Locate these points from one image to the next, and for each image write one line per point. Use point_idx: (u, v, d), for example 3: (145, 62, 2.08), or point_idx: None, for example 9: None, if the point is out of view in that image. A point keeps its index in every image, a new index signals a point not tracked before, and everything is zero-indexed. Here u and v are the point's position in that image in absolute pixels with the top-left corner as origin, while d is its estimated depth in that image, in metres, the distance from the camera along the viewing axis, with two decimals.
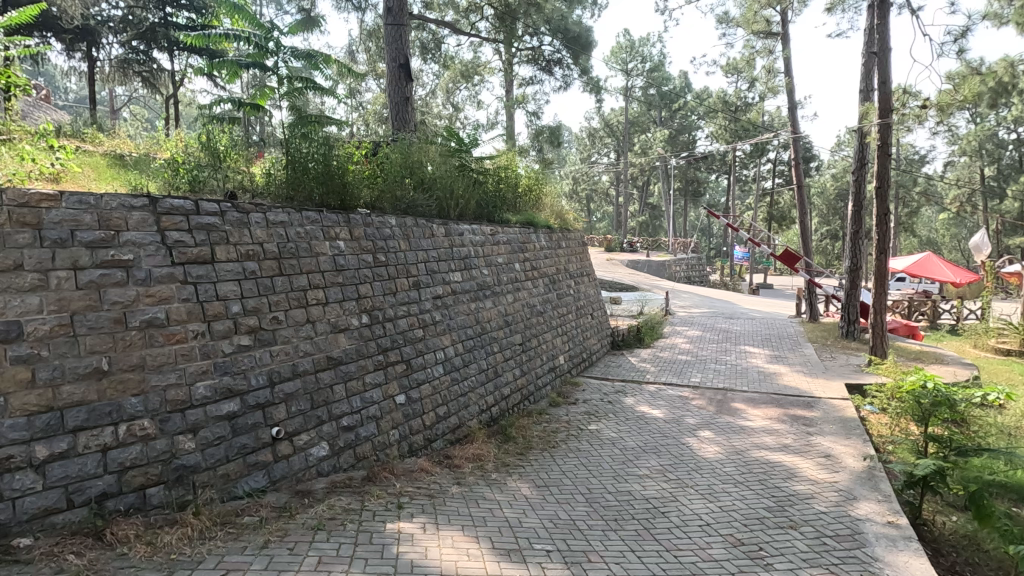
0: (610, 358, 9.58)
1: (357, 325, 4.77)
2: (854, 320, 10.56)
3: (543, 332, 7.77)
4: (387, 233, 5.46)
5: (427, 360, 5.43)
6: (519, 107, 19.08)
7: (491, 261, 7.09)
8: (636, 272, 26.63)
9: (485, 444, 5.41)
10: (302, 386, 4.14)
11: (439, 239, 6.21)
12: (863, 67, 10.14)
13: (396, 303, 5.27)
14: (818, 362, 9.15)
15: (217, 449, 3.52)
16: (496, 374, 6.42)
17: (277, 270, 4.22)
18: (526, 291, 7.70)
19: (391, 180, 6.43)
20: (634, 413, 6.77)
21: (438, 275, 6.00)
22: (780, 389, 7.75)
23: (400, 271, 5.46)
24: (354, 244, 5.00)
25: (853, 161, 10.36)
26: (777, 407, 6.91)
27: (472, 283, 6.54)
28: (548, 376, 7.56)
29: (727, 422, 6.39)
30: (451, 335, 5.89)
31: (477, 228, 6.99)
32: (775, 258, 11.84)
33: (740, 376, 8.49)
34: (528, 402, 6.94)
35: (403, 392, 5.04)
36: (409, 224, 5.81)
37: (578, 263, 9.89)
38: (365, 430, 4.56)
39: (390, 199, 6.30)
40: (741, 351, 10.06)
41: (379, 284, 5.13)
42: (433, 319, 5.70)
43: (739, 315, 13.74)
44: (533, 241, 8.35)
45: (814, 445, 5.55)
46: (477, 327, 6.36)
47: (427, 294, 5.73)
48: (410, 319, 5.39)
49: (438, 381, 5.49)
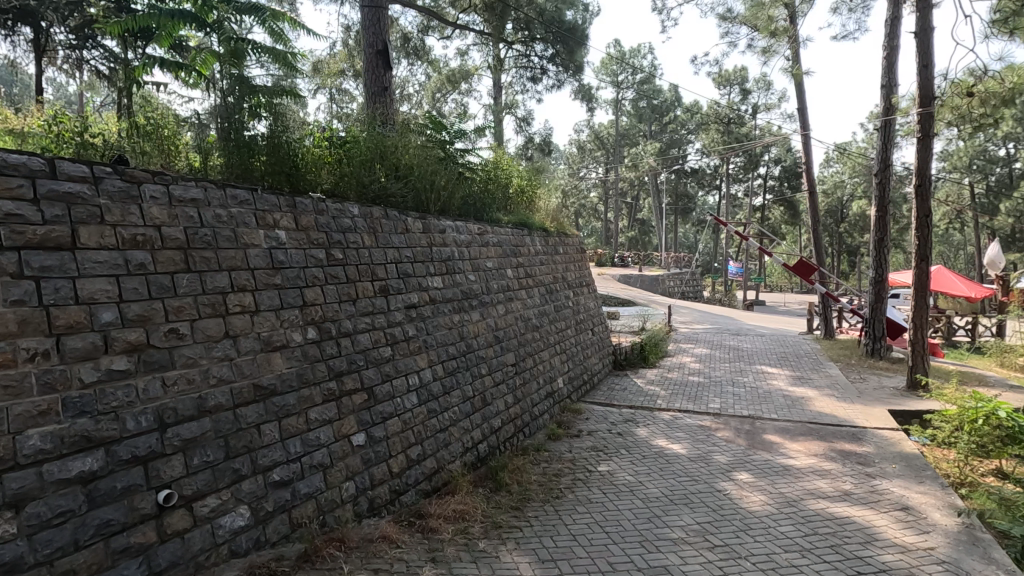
0: (613, 380, 8.43)
1: (301, 341, 3.59)
2: (881, 337, 9.57)
3: (540, 350, 6.63)
4: (348, 224, 4.30)
5: (397, 387, 4.26)
6: (508, 113, 18.12)
7: (479, 266, 5.95)
8: (629, 287, 25.56)
9: (471, 497, 4.22)
10: (211, 428, 2.93)
11: (416, 235, 5.06)
12: (887, 60, 9.34)
13: (358, 313, 4.11)
14: (848, 384, 8.09)
15: (60, 532, 2.29)
16: (484, 402, 5.25)
17: (182, 265, 3.03)
18: (520, 302, 6.56)
19: (360, 167, 5.30)
20: (650, 448, 5.63)
21: (412, 278, 4.83)
22: (815, 416, 6.66)
23: (363, 273, 4.29)
24: (301, 236, 3.84)
25: (876, 162, 9.45)
26: (819, 440, 5.81)
27: (456, 290, 5.39)
28: (545, 403, 6.39)
29: (765, 460, 5.26)
30: (429, 353, 4.72)
31: (461, 226, 5.86)
32: (788, 268, 10.86)
33: (764, 401, 7.39)
34: (522, 436, 5.76)
35: (362, 430, 3.85)
36: (376, 216, 4.66)
37: (577, 272, 8.78)
38: (307, 485, 3.35)
39: (358, 188, 5.17)
40: (759, 371, 9.00)
41: (334, 288, 3.97)
42: (407, 334, 4.53)
43: (745, 331, 12.73)
44: (526, 244, 7.23)
45: (884, 494, 4.44)
46: (462, 344, 5.20)
47: (399, 302, 4.58)
48: (376, 334, 4.21)
49: (411, 413, 4.31)
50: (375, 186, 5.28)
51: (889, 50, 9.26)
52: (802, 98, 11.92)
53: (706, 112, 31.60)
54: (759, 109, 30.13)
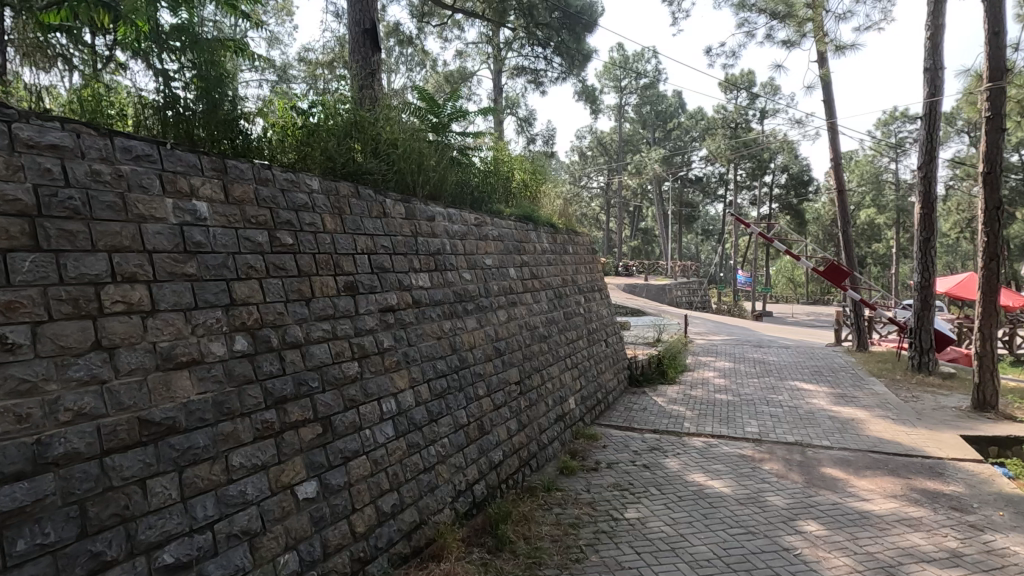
0: (630, 399, 7.38)
1: (223, 355, 2.56)
2: (927, 350, 8.52)
3: (548, 364, 5.60)
4: (302, 200, 3.29)
5: (366, 415, 3.23)
6: (508, 112, 17.22)
7: (476, 263, 4.92)
8: (634, 297, 24.55)
9: (464, 564, 3.17)
10: (57, 491, 1.89)
11: (396, 220, 4.04)
12: (932, 41, 8.43)
13: (313, 318, 3.09)
14: (901, 404, 7.03)
15: None
16: (482, 430, 4.21)
17: (26, 240, 2.01)
18: (525, 308, 5.54)
19: (328, 137, 4.28)
20: (687, 486, 4.57)
21: (391, 274, 3.81)
22: (876, 444, 5.60)
23: (322, 265, 3.26)
24: (231, 210, 2.82)
25: (919, 153, 8.49)
26: (891, 475, 4.76)
27: (447, 290, 4.36)
28: (555, 429, 5.34)
29: (833, 505, 4.19)
30: (411, 369, 3.69)
31: (455, 213, 4.84)
32: (819, 273, 9.83)
33: (809, 424, 6.34)
34: (528, 471, 4.70)
35: (312, 477, 2.80)
36: (343, 194, 3.64)
37: (589, 276, 7.75)
38: (221, 566, 2.30)
39: (325, 163, 4.16)
40: (794, 388, 7.94)
41: (278, 282, 2.95)
42: (381, 346, 3.50)
43: (767, 343, 11.68)
44: (531, 240, 6.21)
45: (1007, 557, 3.38)
46: (455, 358, 4.17)
47: (373, 304, 3.55)
48: (337, 345, 3.19)
49: (385, 451, 3.28)
50: (348, 159, 4.27)
51: (934, 31, 8.36)
52: (830, 88, 10.98)
53: (712, 117, 30.90)
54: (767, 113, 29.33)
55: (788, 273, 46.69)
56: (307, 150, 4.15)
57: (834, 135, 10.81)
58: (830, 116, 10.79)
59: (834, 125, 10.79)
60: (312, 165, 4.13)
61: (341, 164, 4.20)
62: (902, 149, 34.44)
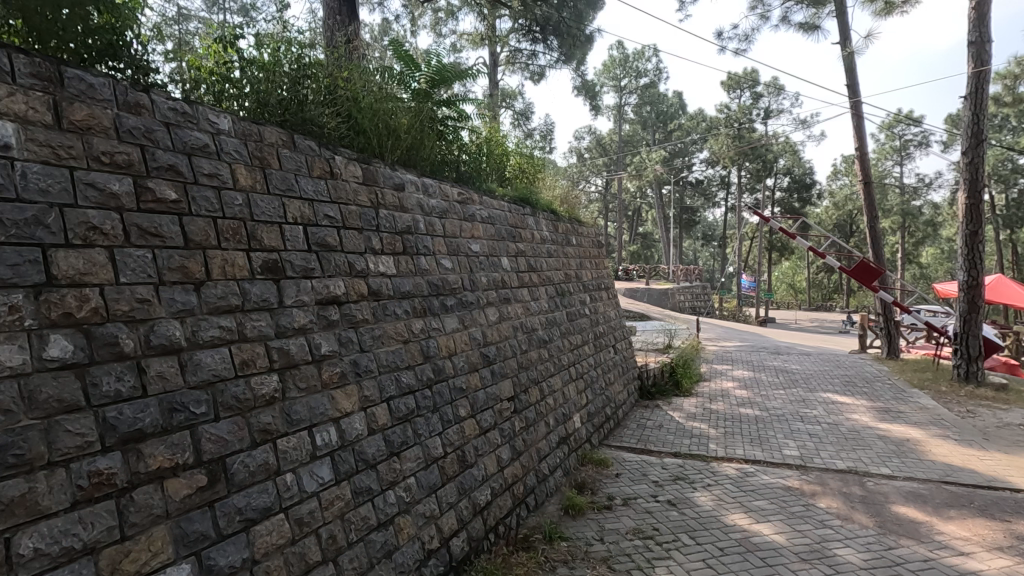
0: (642, 415, 6.37)
1: (19, 367, 1.55)
2: (976, 358, 7.55)
3: (548, 375, 4.59)
4: (199, 142, 2.28)
5: (287, 453, 2.21)
6: (505, 106, 16.27)
7: (460, 248, 3.91)
8: (637, 303, 23.53)
9: None
10: None
11: (349, 184, 3.05)
12: (978, 9, 7.49)
13: (204, 309, 2.08)
14: (960, 421, 6.05)
15: None
16: (463, 463, 3.21)
17: None
18: (521, 307, 4.53)
19: (261, 74, 3.30)
20: (728, 533, 3.57)
21: (338, 255, 2.81)
22: (947, 472, 4.61)
23: (225, 234, 2.26)
24: (64, 140, 1.82)
25: (964, 136, 7.56)
26: (983, 517, 3.77)
27: (419, 279, 3.37)
28: (556, 455, 4.34)
29: (924, 561, 3.21)
30: (361, 383, 2.68)
31: (434, 184, 3.84)
32: (847, 272, 8.86)
33: (858, 445, 5.34)
34: (523, 511, 3.70)
35: (184, 558, 1.78)
36: (270, 142, 2.64)
37: (595, 272, 6.75)
38: None
39: (254, 101, 3.25)
40: (828, 401, 6.95)
41: (144, 254, 1.94)
42: (318, 352, 2.50)
43: (786, 350, 10.71)
44: (529, 226, 5.21)
45: None
46: (428, 368, 3.17)
47: (308, 293, 2.54)
48: (244, 351, 2.18)
49: (316, 503, 2.26)
50: (286, 97, 3.34)
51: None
52: (854, 71, 10.04)
53: (714, 117, 30.06)
54: (772, 113, 28.55)
55: (789, 279, 45.92)
56: (229, 85, 3.22)
57: (859, 121, 9.86)
58: (854, 101, 9.84)
59: (859, 111, 9.84)
60: (238, 103, 3.22)
61: (275, 102, 3.28)
62: (906, 153, 33.71)
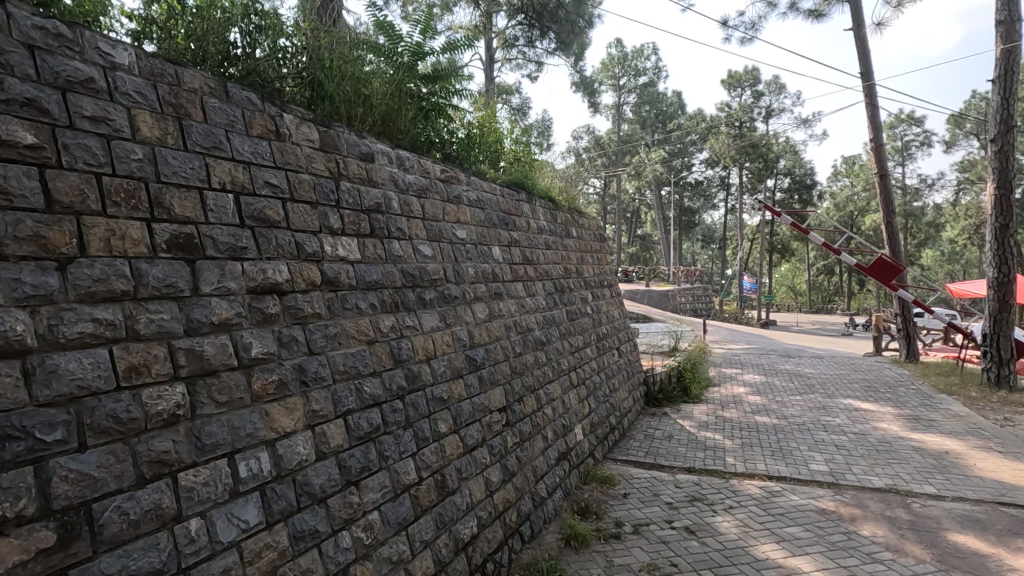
0: (649, 424, 5.80)
1: None
2: (1008, 361, 7.00)
3: (546, 381, 4.03)
4: (79, 75, 1.71)
5: (193, 492, 1.64)
6: (501, 101, 15.74)
7: (443, 233, 3.35)
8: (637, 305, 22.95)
9: None
10: None
11: (300, 148, 2.48)
12: None
13: (70, 295, 1.51)
14: (999, 430, 5.49)
15: None
16: (442, 491, 2.64)
17: None
18: (515, 303, 3.96)
19: (197, 15, 2.68)
20: (761, 569, 3.00)
21: (282, 232, 2.24)
22: (1000, 491, 4.05)
23: (113, 196, 1.68)
24: None
25: (993, 122, 7.02)
26: None
27: (390, 267, 2.80)
28: (555, 474, 3.77)
29: None
30: (308, 394, 2.11)
31: (411, 158, 3.28)
32: (864, 269, 8.33)
33: (893, 458, 4.78)
34: (517, 544, 3.13)
35: None
36: (192, 87, 2.07)
37: (597, 268, 6.19)
38: None
39: (187, 48, 2.65)
40: (849, 407, 6.40)
41: None
42: (247, 355, 1.92)
43: (797, 353, 10.16)
44: (525, 214, 4.65)
45: None
46: (399, 374, 2.60)
47: (236, 279, 1.97)
48: (134, 352, 1.61)
49: (235, 557, 1.69)
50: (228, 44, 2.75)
51: None
52: (867, 58, 9.50)
53: (714, 117, 29.61)
54: (773, 112, 28.11)
55: (789, 281, 45.48)
56: (156, 28, 2.61)
57: (874, 110, 9.32)
58: (868, 89, 9.30)
59: (874, 99, 9.31)
60: (167, 49, 2.63)
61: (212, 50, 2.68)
62: (908, 153, 33.31)
